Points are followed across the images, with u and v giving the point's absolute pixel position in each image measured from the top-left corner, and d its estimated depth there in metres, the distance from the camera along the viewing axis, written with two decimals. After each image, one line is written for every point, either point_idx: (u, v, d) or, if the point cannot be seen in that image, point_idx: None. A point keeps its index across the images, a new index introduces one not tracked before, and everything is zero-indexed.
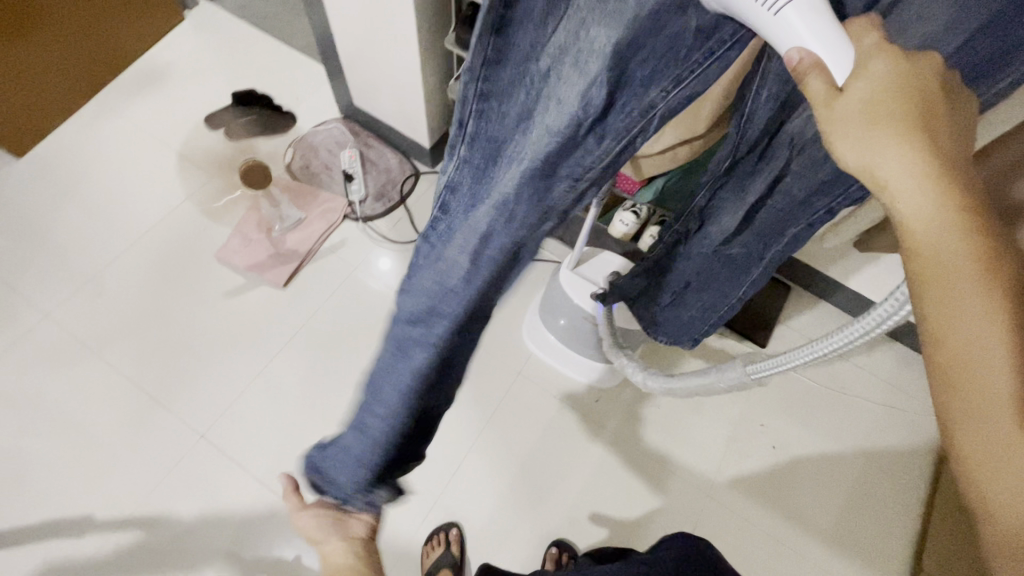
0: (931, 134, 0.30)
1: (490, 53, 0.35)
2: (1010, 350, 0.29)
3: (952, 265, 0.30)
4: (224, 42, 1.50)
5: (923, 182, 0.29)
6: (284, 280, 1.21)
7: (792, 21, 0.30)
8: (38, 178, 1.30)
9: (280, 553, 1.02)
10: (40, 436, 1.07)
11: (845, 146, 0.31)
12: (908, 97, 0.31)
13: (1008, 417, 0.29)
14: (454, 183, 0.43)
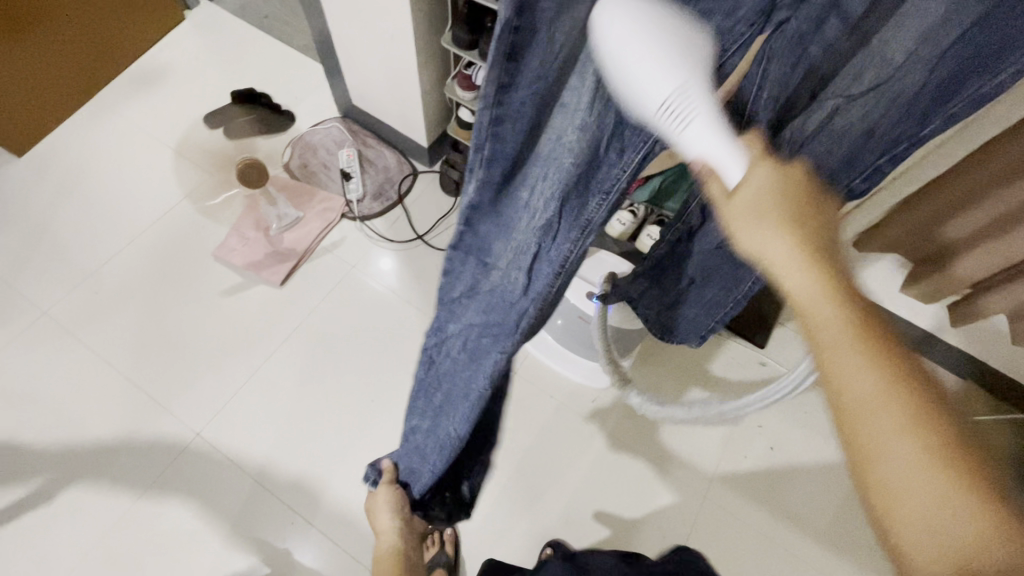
0: (805, 222, 0.36)
1: (505, 80, 0.33)
2: (903, 411, 0.31)
3: (835, 334, 0.33)
4: (223, 42, 1.51)
5: (801, 263, 0.35)
6: (281, 279, 1.21)
7: (692, 136, 0.35)
8: (37, 176, 1.30)
9: (274, 552, 1.01)
10: (37, 433, 1.07)
11: (741, 234, 0.37)
12: (792, 193, 0.36)
13: (919, 476, 0.30)
14: (476, 204, 0.43)
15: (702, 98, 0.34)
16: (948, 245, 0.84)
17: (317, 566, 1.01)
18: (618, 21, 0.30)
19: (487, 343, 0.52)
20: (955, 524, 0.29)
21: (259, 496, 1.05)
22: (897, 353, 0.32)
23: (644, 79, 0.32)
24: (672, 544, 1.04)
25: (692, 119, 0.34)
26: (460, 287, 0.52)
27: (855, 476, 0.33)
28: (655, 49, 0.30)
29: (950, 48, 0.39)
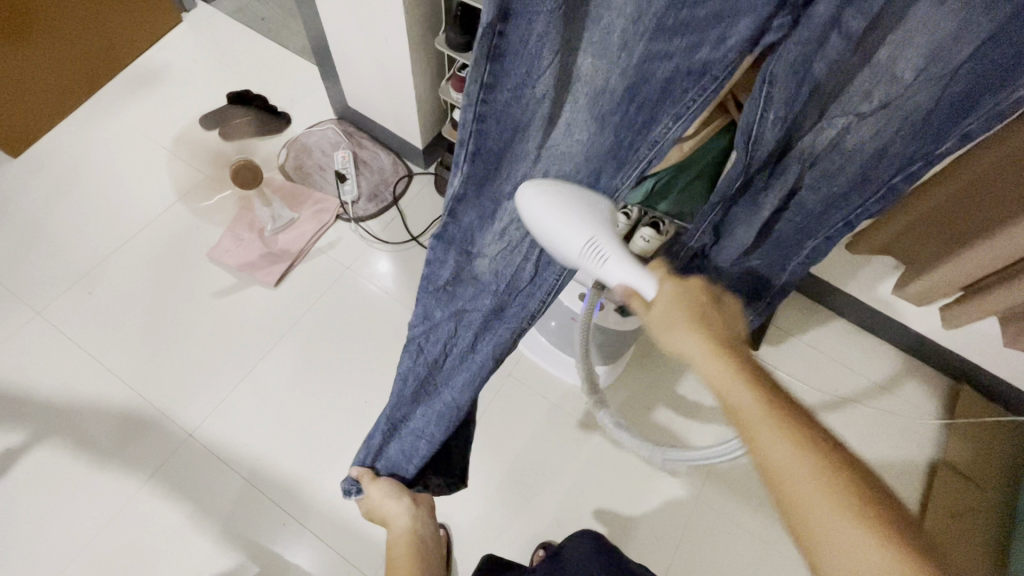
0: (705, 321, 0.46)
1: (487, 80, 0.43)
2: (813, 465, 0.38)
3: (750, 411, 0.41)
4: (220, 43, 1.52)
5: (712, 352, 0.44)
6: (275, 279, 1.21)
7: (610, 269, 0.50)
8: (32, 177, 1.30)
9: (266, 553, 1.01)
10: (29, 433, 1.07)
11: (664, 338, 0.47)
12: (693, 300, 0.48)
13: (841, 513, 0.37)
14: (461, 196, 0.52)
15: (609, 241, 0.50)
16: (942, 246, 0.84)
17: (309, 567, 1.00)
18: (544, 192, 0.50)
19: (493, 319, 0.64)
20: (885, 568, 0.35)
21: (251, 496, 1.05)
22: (804, 426, 0.40)
23: (562, 235, 0.50)
24: (664, 545, 1.04)
25: (607, 256, 0.50)
26: (445, 275, 0.62)
27: (799, 550, 0.39)
28: (560, 216, 0.49)
29: (961, 66, 0.47)
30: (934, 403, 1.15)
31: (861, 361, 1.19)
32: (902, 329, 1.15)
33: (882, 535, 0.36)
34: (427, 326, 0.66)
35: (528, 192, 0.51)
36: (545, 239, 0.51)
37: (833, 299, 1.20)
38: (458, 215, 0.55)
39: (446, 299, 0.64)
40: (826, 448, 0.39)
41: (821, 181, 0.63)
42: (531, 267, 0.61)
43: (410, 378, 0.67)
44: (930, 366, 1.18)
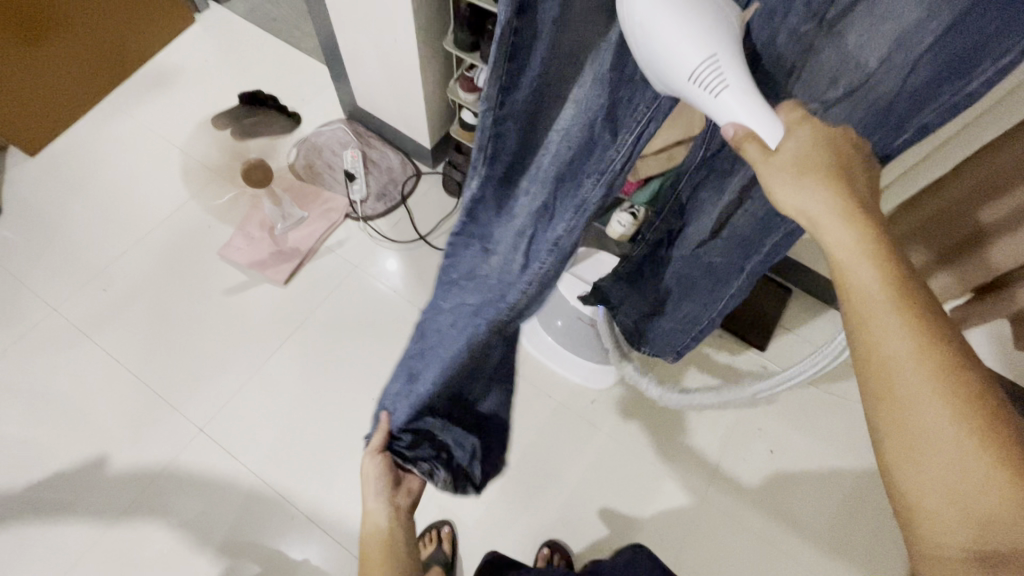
0: (849, 181, 0.37)
1: (506, 81, 0.33)
2: (929, 361, 0.32)
3: (871, 291, 0.34)
4: (231, 44, 1.54)
5: (846, 225, 0.35)
6: (284, 278, 1.23)
7: (729, 101, 0.34)
8: (48, 176, 1.33)
9: (276, 547, 1.03)
10: (45, 426, 1.09)
11: (783, 191, 0.37)
12: (832, 150, 0.37)
13: (945, 412, 0.32)
14: (478, 198, 0.42)
15: (733, 61, 0.34)
16: (944, 252, 0.78)
17: (317, 564, 1.02)
18: None
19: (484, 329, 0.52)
20: (965, 470, 0.31)
21: (260, 493, 1.06)
22: (937, 319, 0.33)
23: (674, 52, 0.32)
24: (669, 547, 1.04)
25: (726, 81, 0.34)
26: (459, 273, 0.51)
27: (876, 444, 0.35)
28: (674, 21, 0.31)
29: (925, 53, 0.35)
30: None
31: None
32: None
33: (997, 458, 0.31)
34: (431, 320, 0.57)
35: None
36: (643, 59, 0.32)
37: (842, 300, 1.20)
38: (476, 216, 0.44)
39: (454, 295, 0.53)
40: (952, 345, 0.32)
41: None
42: (524, 262, 0.48)
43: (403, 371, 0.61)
44: None
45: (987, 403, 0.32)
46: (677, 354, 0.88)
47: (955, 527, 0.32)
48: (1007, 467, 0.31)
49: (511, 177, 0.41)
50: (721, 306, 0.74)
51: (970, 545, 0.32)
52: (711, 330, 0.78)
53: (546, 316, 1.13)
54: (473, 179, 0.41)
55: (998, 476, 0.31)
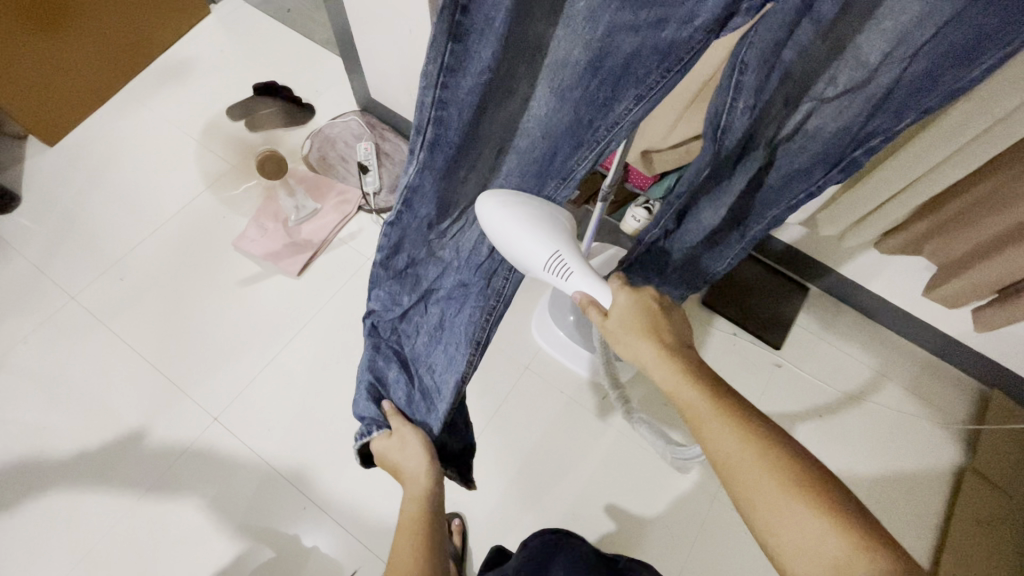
0: (659, 331, 0.52)
1: (448, 63, 0.38)
2: (750, 446, 0.43)
3: (694, 407, 0.46)
4: (248, 36, 1.54)
5: (662, 359, 0.50)
6: (298, 269, 1.23)
7: (575, 282, 0.54)
8: (67, 166, 1.35)
9: (285, 537, 1.03)
10: (62, 412, 1.11)
11: (622, 346, 0.53)
12: (646, 309, 0.53)
13: (777, 483, 0.41)
14: (417, 185, 0.48)
15: (574, 258, 0.55)
16: (985, 242, 0.80)
17: (329, 553, 1.02)
18: (499, 216, 0.52)
19: (460, 296, 0.65)
20: (817, 531, 0.39)
21: (271, 483, 1.07)
22: (744, 411, 0.45)
23: (530, 252, 0.53)
24: (679, 544, 1.04)
25: (571, 270, 0.54)
26: (404, 262, 0.57)
27: (750, 527, 0.43)
28: (525, 233, 0.52)
29: (923, 48, 0.43)
30: (963, 406, 1.14)
31: (887, 363, 1.17)
32: (930, 332, 1.13)
33: (819, 509, 0.40)
34: (391, 312, 0.63)
35: (491, 209, 0.52)
36: (512, 254, 0.54)
37: (859, 297, 1.19)
38: (413, 206, 0.51)
39: (410, 280, 0.60)
40: (760, 429, 0.44)
41: (785, 158, 0.60)
42: (489, 240, 0.61)
43: (381, 352, 0.66)
44: (959, 369, 1.16)
45: (799, 469, 0.41)
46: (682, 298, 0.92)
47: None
48: (842, 520, 0.39)
49: (453, 167, 0.49)
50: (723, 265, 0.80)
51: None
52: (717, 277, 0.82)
53: (557, 311, 1.15)
54: (412, 169, 0.47)
55: (827, 525, 0.39)
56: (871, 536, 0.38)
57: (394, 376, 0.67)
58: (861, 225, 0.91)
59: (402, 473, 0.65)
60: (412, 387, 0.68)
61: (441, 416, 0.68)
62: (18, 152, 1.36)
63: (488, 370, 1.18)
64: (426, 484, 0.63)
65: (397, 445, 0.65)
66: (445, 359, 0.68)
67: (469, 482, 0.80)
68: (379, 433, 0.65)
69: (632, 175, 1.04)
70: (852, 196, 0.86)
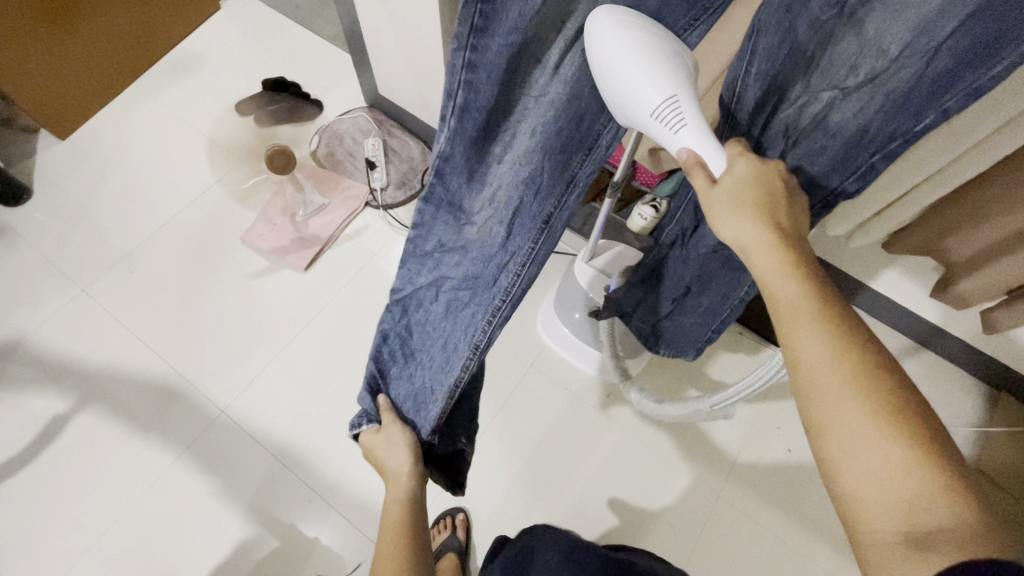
0: (773, 214, 0.45)
1: (477, 23, 0.42)
2: (841, 355, 0.38)
3: (791, 300, 0.41)
4: (257, 32, 1.55)
5: (769, 244, 0.43)
6: (306, 264, 1.24)
7: (685, 137, 0.44)
8: (78, 159, 1.36)
9: (289, 529, 1.04)
10: (72, 402, 1.12)
11: (722, 225, 0.46)
12: (765, 194, 0.46)
13: (860, 399, 0.36)
14: (448, 154, 0.52)
15: (691, 105, 0.44)
16: (994, 243, 0.80)
17: (334, 545, 1.03)
18: (613, 35, 0.42)
19: (469, 295, 0.63)
20: (892, 454, 0.35)
21: (277, 475, 1.07)
22: (850, 324, 0.39)
23: (642, 88, 0.43)
24: (683, 541, 1.04)
25: (686, 121, 0.44)
26: (433, 241, 0.63)
27: (811, 440, 0.39)
28: (644, 61, 0.42)
29: (946, 41, 0.44)
30: (968, 408, 1.14)
31: None
32: (936, 333, 1.13)
33: (901, 434, 0.35)
34: (411, 289, 0.67)
35: (604, 23, 0.42)
36: (616, 88, 0.44)
37: (865, 298, 1.18)
38: (444, 176, 0.55)
39: (431, 264, 0.65)
40: (862, 344, 0.38)
41: (801, 160, 0.59)
42: (505, 231, 0.59)
43: (391, 337, 0.69)
44: (965, 370, 1.16)
45: (895, 393, 0.37)
46: (698, 351, 0.86)
47: (883, 505, 0.35)
48: (926, 454, 0.34)
49: (483, 135, 0.51)
50: (744, 293, 0.71)
51: (901, 527, 0.34)
52: (733, 318, 0.75)
53: (563, 308, 1.13)
54: (445, 136, 0.50)
55: (909, 455, 0.34)
56: (960, 477, 0.34)
57: (395, 371, 0.70)
58: (869, 225, 0.91)
59: (385, 471, 0.67)
60: (410, 383, 0.70)
61: (428, 423, 0.67)
62: (30, 145, 1.37)
63: (494, 366, 1.18)
64: (408, 488, 0.66)
65: (388, 446, 0.67)
66: (442, 358, 0.66)
67: (458, 489, 0.80)
68: (369, 427, 0.69)
69: (640, 174, 1.05)
70: (857, 200, 0.86)
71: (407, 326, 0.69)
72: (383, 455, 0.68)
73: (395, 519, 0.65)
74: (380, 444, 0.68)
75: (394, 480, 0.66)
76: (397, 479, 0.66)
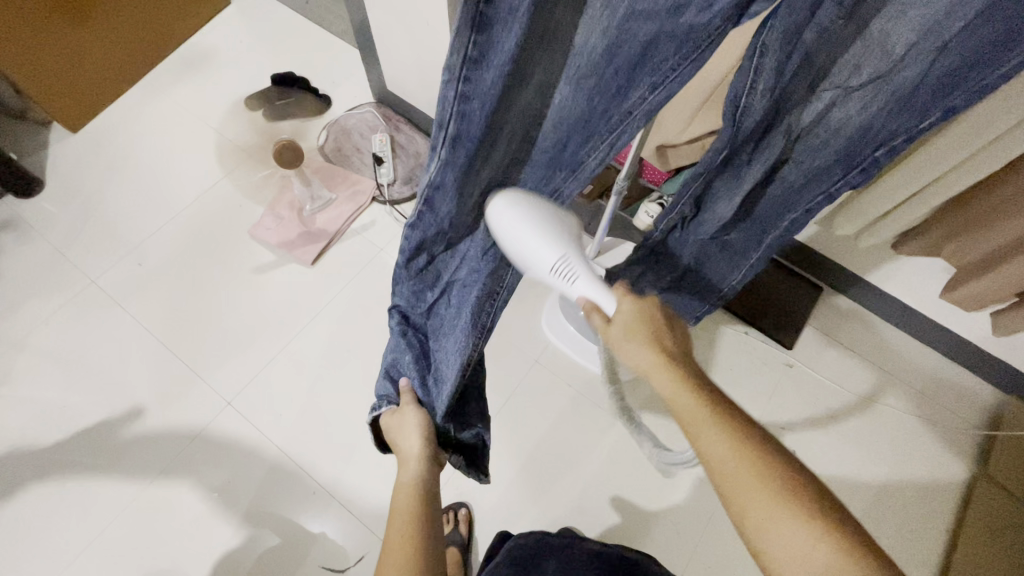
0: (660, 340, 0.55)
1: (472, 54, 0.37)
2: (740, 450, 0.44)
3: (690, 410, 0.48)
4: (267, 27, 1.56)
5: (660, 365, 0.52)
6: (312, 258, 1.25)
7: (580, 287, 0.56)
8: (89, 153, 1.37)
9: (293, 522, 1.05)
10: (81, 392, 1.13)
11: (625, 355, 0.55)
12: (649, 319, 0.57)
13: (764, 486, 0.43)
14: (439, 184, 0.47)
15: (580, 261, 0.55)
16: (1002, 247, 0.79)
17: (336, 538, 1.04)
18: (506, 216, 0.51)
19: (474, 292, 0.62)
20: (799, 529, 0.41)
21: (281, 468, 1.08)
22: (738, 420, 0.47)
23: (538, 257, 0.53)
24: (685, 542, 1.03)
25: (578, 275, 0.55)
26: (428, 259, 0.57)
27: (743, 539, 0.43)
28: (534, 237, 0.51)
29: (951, 41, 0.43)
30: (978, 412, 1.12)
31: (900, 365, 1.16)
32: (947, 336, 1.12)
33: (801, 509, 0.41)
34: (415, 302, 0.64)
35: (500, 205, 0.51)
36: (518, 257, 0.54)
37: (874, 299, 1.17)
38: (433, 203, 0.49)
39: (433, 278, 0.61)
40: (749, 433, 0.46)
41: (804, 153, 0.60)
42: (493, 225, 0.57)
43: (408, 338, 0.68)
44: (974, 373, 1.14)
45: (785, 471, 0.43)
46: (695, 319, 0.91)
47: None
48: (824, 525, 0.40)
49: (474, 164, 0.47)
50: (740, 275, 0.80)
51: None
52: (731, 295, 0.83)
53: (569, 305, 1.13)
54: (434, 165, 0.45)
55: (809, 526, 0.40)
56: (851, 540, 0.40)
57: (414, 360, 0.69)
58: (877, 226, 0.90)
59: (401, 454, 0.65)
60: (429, 374, 0.69)
61: (442, 403, 0.68)
62: (43, 138, 1.38)
63: (498, 362, 1.18)
64: (419, 468, 0.63)
65: (407, 427, 0.66)
66: (454, 348, 0.66)
67: (484, 477, 0.79)
68: (389, 408, 0.69)
69: (647, 171, 1.05)
70: (863, 197, 0.86)
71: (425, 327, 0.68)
72: (401, 434, 0.66)
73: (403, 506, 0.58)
74: (400, 425, 0.67)
75: (410, 458, 0.64)
76: (414, 454, 0.64)
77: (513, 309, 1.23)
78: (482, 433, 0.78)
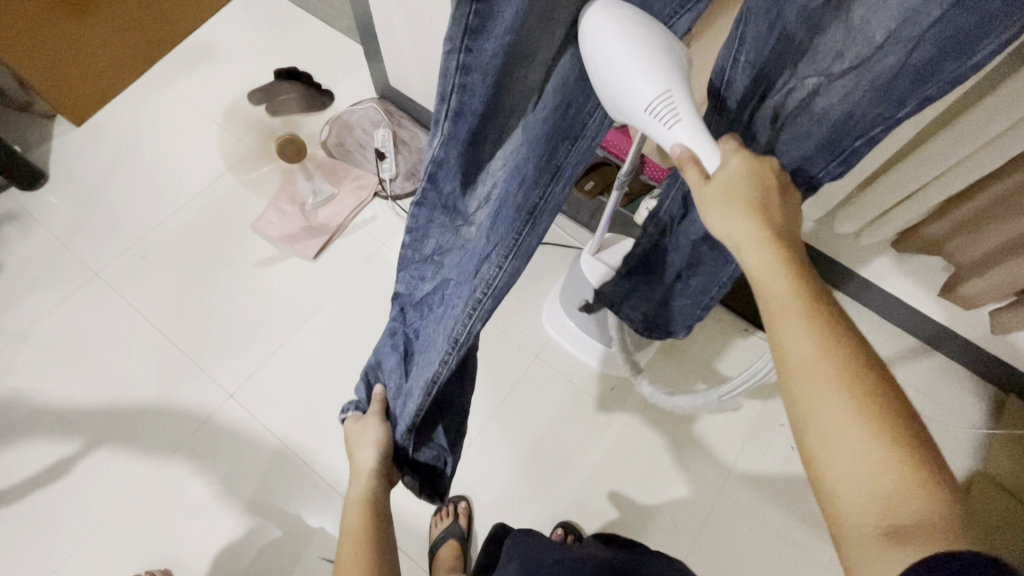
0: (766, 210, 0.46)
1: (472, 23, 0.37)
2: (826, 354, 0.38)
3: (782, 298, 0.41)
4: (271, 22, 1.56)
5: (758, 240, 0.44)
6: (314, 252, 1.25)
7: (680, 132, 0.45)
8: (93, 146, 1.38)
9: (292, 515, 1.05)
10: (83, 384, 1.14)
11: (714, 221, 0.46)
12: (758, 182, 0.47)
13: (846, 397, 0.37)
14: (441, 160, 0.47)
15: (684, 100, 0.45)
16: (1000, 247, 0.80)
17: (336, 532, 1.04)
18: (603, 25, 0.41)
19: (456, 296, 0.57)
20: (871, 451, 0.35)
21: (282, 462, 1.09)
22: (836, 321, 0.40)
23: (637, 84, 0.43)
24: (683, 537, 1.04)
25: (679, 117, 0.45)
26: (431, 245, 0.58)
27: (798, 444, 0.39)
28: (636, 54, 0.41)
29: (929, 30, 0.43)
30: (976, 410, 1.13)
31: (899, 363, 1.17)
32: (946, 335, 1.12)
33: (886, 432, 0.35)
34: (416, 294, 0.63)
35: (599, 15, 0.41)
36: (609, 83, 0.44)
37: (873, 297, 1.18)
38: (438, 182, 0.49)
39: (433, 270, 0.60)
40: (845, 336, 0.39)
41: (788, 144, 0.59)
42: (489, 217, 0.54)
43: (399, 338, 0.67)
44: (972, 371, 1.15)
45: (877, 386, 0.37)
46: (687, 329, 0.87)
47: (867, 502, 0.35)
48: (906, 454, 0.35)
49: (477, 141, 0.47)
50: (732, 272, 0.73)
51: (879, 521, 0.34)
52: (720, 297, 0.77)
53: (569, 301, 1.12)
54: (437, 141, 0.46)
55: (888, 449, 0.35)
56: (936, 475, 0.34)
57: (389, 373, 0.69)
58: (878, 224, 0.90)
59: (355, 457, 0.69)
60: (403, 387, 0.66)
61: (403, 421, 0.65)
62: (46, 131, 1.39)
63: (499, 357, 1.18)
64: (366, 486, 0.68)
65: (362, 438, 0.69)
66: (427, 357, 0.61)
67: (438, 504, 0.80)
68: (355, 413, 0.72)
69: (648, 168, 1.05)
70: (862, 195, 0.87)
71: (415, 331, 0.65)
72: (355, 439, 0.70)
73: (353, 525, 0.67)
74: (356, 432, 0.70)
75: (360, 466, 0.69)
76: (365, 465, 0.68)
77: (514, 304, 1.23)
78: (443, 455, 0.73)
